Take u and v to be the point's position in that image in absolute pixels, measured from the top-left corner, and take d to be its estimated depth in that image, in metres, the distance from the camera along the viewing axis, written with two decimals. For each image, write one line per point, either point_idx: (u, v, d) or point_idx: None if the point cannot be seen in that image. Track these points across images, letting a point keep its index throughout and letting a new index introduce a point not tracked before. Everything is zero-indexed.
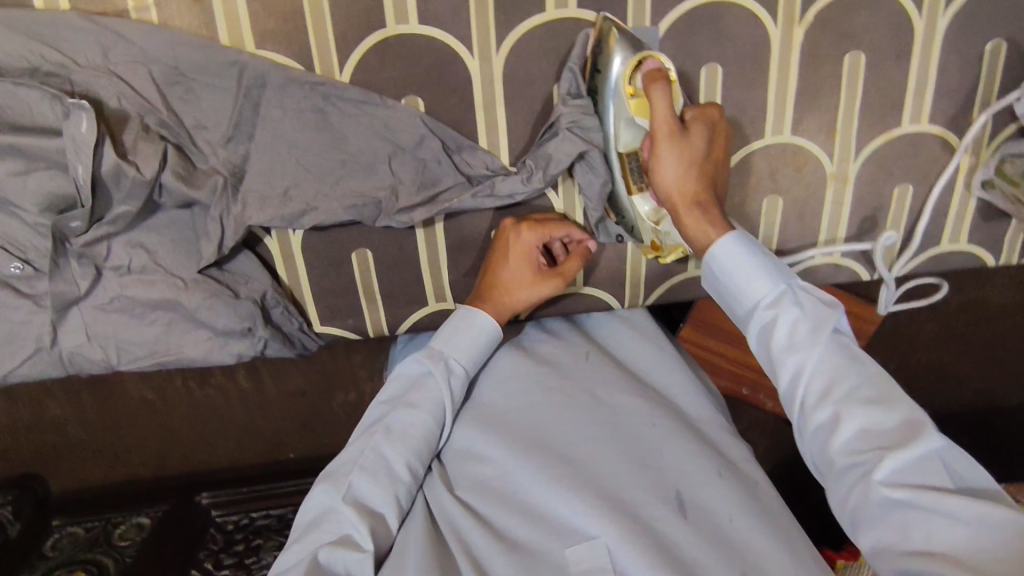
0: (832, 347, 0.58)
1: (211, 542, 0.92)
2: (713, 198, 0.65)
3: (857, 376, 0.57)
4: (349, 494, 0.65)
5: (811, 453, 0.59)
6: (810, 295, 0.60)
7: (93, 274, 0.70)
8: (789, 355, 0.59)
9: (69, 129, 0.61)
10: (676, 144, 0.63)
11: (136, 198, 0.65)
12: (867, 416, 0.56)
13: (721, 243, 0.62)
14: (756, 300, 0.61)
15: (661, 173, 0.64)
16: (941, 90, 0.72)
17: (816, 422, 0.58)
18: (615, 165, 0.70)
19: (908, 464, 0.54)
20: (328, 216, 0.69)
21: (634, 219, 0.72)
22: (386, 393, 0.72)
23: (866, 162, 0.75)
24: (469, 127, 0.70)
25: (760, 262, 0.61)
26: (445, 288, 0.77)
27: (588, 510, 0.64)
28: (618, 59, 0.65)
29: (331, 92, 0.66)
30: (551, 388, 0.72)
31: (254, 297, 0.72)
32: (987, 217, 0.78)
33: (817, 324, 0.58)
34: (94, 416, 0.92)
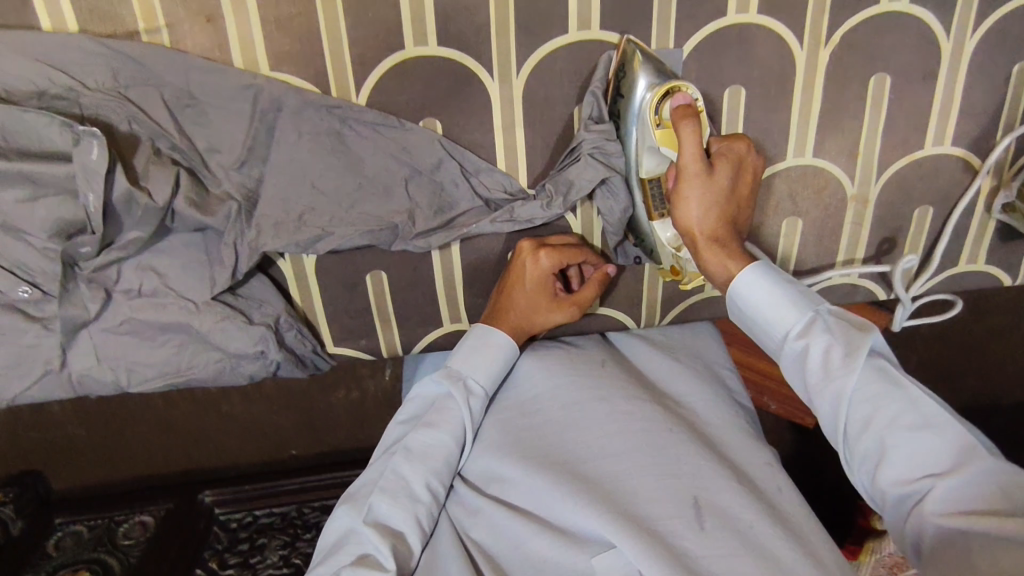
0: (869, 374, 0.59)
1: (215, 542, 0.89)
2: (733, 234, 0.65)
3: (895, 403, 0.58)
4: (369, 516, 0.66)
5: (863, 483, 0.61)
6: (840, 321, 0.60)
7: (103, 297, 0.68)
8: (825, 387, 0.59)
9: (79, 155, 0.59)
10: (701, 180, 0.61)
11: (147, 224, 0.64)
12: (911, 444, 0.57)
13: (743, 276, 0.63)
14: (786, 331, 0.62)
15: (683, 207, 0.63)
16: (964, 112, 0.71)
17: (861, 454, 0.59)
18: (636, 190, 0.68)
19: (960, 489, 0.55)
20: (344, 240, 0.67)
21: (654, 243, 0.71)
22: (405, 412, 0.73)
23: (887, 183, 0.74)
24: (488, 150, 0.68)
25: (787, 293, 0.62)
26: (460, 309, 0.76)
27: (610, 522, 0.63)
28: (643, 85, 0.64)
29: (348, 115, 0.65)
30: (572, 400, 0.72)
31: (268, 321, 0.71)
32: (1006, 238, 0.78)
33: (851, 351, 0.59)
34: (93, 416, 0.90)
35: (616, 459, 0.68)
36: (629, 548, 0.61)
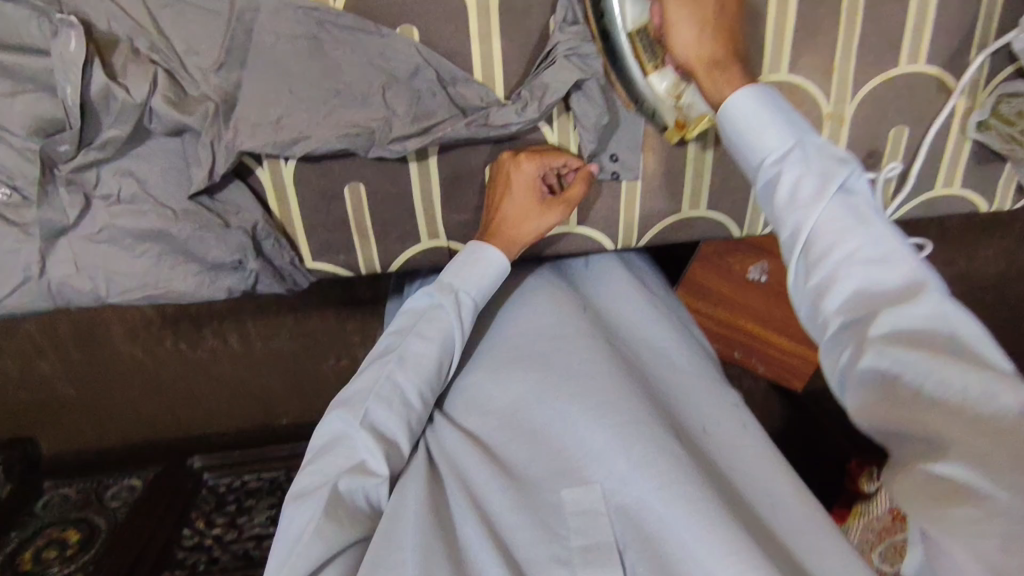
0: (838, 201, 0.52)
1: (203, 503, 1.02)
2: (733, 56, 0.62)
3: (860, 232, 0.51)
4: (365, 420, 0.65)
5: (803, 310, 0.54)
6: (821, 151, 0.55)
7: (83, 202, 0.69)
8: (790, 212, 0.54)
9: (58, 47, 0.61)
10: (685, 2, 0.62)
11: (125, 121, 0.65)
12: (867, 272, 0.50)
13: (735, 98, 0.59)
14: (765, 156, 0.57)
15: (675, 35, 0.64)
16: (939, 30, 0.72)
17: (810, 278, 0.52)
18: (624, 49, 0.67)
19: (911, 329, 0.48)
20: (321, 144, 0.68)
21: (653, 102, 0.70)
22: (394, 324, 0.73)
23: (862, 101, 0.74)
24: (464, 59, 0.69)
25: (773, 117, 0.57)
26: (438, 224, 0.77)
27: (598, 449, 0.63)
28: None
29: (325, 18, 0.66)
30: (556, 336, 0.74)
31: (245, 226, 0.71)
32: (981, 161, 0.79)
33: (823, 178, 0.53)
34: (92, 380, 1.10)
35: (602, 388, 0.67)
36: (610, 468, 0.62)
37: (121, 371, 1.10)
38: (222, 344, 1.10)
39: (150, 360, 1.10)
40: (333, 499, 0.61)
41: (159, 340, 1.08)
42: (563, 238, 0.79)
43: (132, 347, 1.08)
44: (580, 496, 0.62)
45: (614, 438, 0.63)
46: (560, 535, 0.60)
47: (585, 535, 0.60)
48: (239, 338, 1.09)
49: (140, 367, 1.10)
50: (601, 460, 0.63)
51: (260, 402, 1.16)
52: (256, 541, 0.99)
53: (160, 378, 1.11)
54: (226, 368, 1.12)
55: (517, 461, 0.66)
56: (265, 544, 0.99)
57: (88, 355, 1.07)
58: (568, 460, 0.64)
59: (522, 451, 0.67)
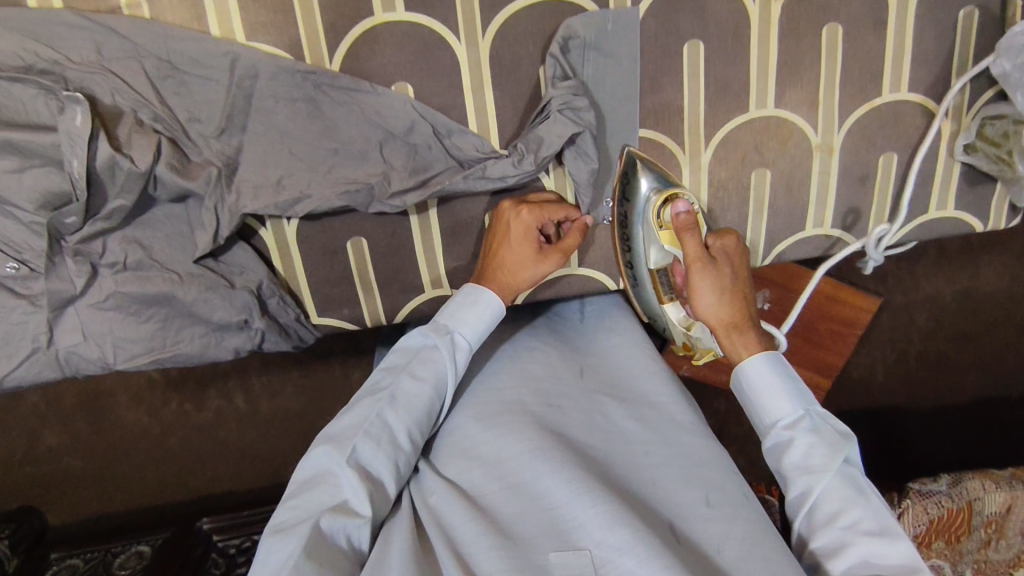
0: (843, 475, 0.60)
1: (213, 566, 1.00)
2: (750, 319, 0.68)
3: (864, 507, 0.58)
4: (352, 458, 0.60)
5: (811, 567, 0.61)
6: (826, 423, 0.62)
7: (89, 271, 0.69)
8: (799, 477, 0.61)
9: (64, 123, 0.63)
10: (709, 272, 0.67)
11: (130, 191, 0.66)
12: (868, 546, 0.56)
13: (749, 362, 0.65)
14: (775, 419, 0.64)
15: (698, 300, 0.68)
16: (917, 59, 0.74)
17: (818, 542, 0.59)
18: (645, 280, 0.77)
19: None
20: (322, 202, 0.69)
21: (667, 324, 0.79)
22: (386, 359, 0.69)
23: (849, 131, 0.76)
24: (459, 112, 0.71)
25: (782, 383, 0.64)
26: (440, 273, 0.77)
27: (592, 518, 0.61)
28: (646, 190, 0.73)
29: (322, 80, 0.67)
30: (551, 404, 0.73)
31: (250, 287, 0.72)
32: (972, 183, 0.80)
33: (832, 452, 0.60)
34: (94, 447, 1.10)
35: (590, 464, 0.67)
36: (606, 546, 0.60)
37: (124, 436, 1.10)
38: (228, 402, 1.10)
39: (154, 423, 1.10)
40: (316, 537, 0.56)
41: (164, 400, 1.09)
42: (564, 282, 0.79)
43: (136, 408, 1.09)
44: (570, 559, 0.60)
45: (610, 514, 0.61)
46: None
47: None
48: (245, 395, 1.10)
49: (147, 431, 1.10)
50: (601, 531, 0.60)
51: (265, 463, 1.13)
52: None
53: (167, 445, 1.11)
54: (233, 431, 1.11)
55: (504, 514, 0.64)
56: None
57: (97, 424, 1.09)
58: (562, 520, 0.62)
59: (514, 511, 0.64)
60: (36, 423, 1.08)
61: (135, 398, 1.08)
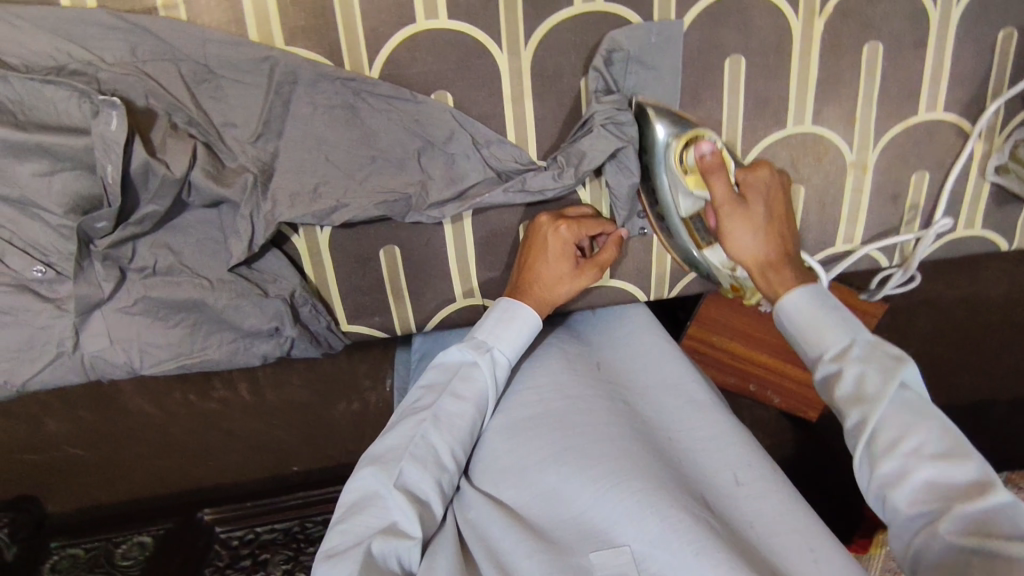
0: (899, 401, 0.58)
1: (216, 559, 0.98)
2: (785, 254, 0.68)
3: (926, 430, 0.56)
4: (399, 481, 0.62)
5: (872, 497, 0.59)
6: (876, 349, 0.61)
7: (118, 275, 0.68)
8: (853, 408, 0.59)
9: (99, 127, 0.61)
10: (737, 214, 0.67)
11: (164, 197, 0.65)
12: (935, 469, 0.55)
13: (792, 295, 0.65)
14: (823, 351, 0.63)
15: (732, 242, 0.68)
16: (955, 79, 0.74)
17: (878, 468, 0.57)
18: (679, 229, 0.74)
19: (977, 520, 0.52)
20: (359, 212, 0.68)
21: (710, 269, 0.76)
22: (425, 378, 0.70)
23: (884, 149, 0.76)
24: (498, 122, 0.70)
25: (828, 314, 0.63)
26: (472, 282, 0.76)
27: (624, 513, 0.61)
28: (663, 137, 0.70)
29: (362, 87, 0.66)
30: (573, 396, 0.71)
31: (283, 296, 0.72)
32: (1001, 203, 0.80)
33: (886, 378, 0.58)
34: (96, 437, 1.03)
35: (626, 449, 0.65)
36: (642, 539, 0.59)
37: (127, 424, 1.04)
38: (233, 390, 1.05)
39: (157, 411, 1.04)
40: (367, 562, 0.57)
41: (167, 388, 1.03)
42: (594, 292, 0.80)
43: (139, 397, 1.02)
44: (608, 557, 0.59)
45: (644, 508, 0.60)
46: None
47: None
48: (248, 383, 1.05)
49: (150, 419, 1.04)
50: (633, 530, 0.60)
51: (271, 454, 1.07)
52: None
53: (173, 433, 1.05)
54: (239, 421, 1.06)
55: (544, 524, 0.63)
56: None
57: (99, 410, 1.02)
58: (594, 522, 0.62)
59: (551, 517, 0.64)
60: (48, 409, 1.02)
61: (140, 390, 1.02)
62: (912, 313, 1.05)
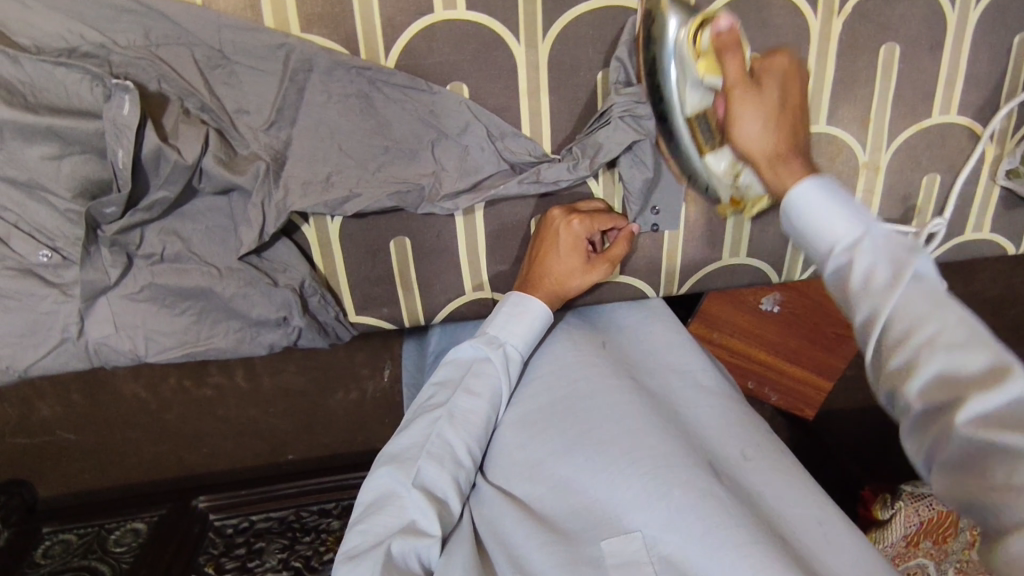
0: (913, 290, 0.50)
1: (211, 547, 0.98)
2: (799, 149, 0.61)
3: (940, 318, 0.47)
4: (418, 480, 0.62)
5: (884, 396, 0.50)
6: (890, 237, 0.53)
7: (125, 261, 0.67)
8: (863, 299, 0.51)
9: (110, 112, 0.60)
10: (749, 97, 0.59)
11: (174, 183, 0.64)
12: (949, 358, 0.46)
13: (801, 187, 0.57)
14: (833, 243, 0.55)
15: (739, 132, 0.61)
16: (970, 83, 0.74)
17: (888, 362, 0.49)
18: (683, 130, 0.67)
19: (999, 411, 0.43)
20: (372, 202, 0.68)
21: (709, 179, 0.69)
22: (439, 374, 0.70)
23: (897, 151, 0.76)
24: (513, 115, 0.69)
25: (839, 204, 0.55)
26: (482, 276, 0.76)
27: (632, 501, 0.61)
28: (675, 22, 0.63)
29: (377, 77, 0.65)
30: (581, 383, 0.71)
31: (292, 285, 0.71)
32: (1010, 207, 0.80)
33: (895, 263, 0.51)
34: (90, 423, 1.02)
35: (637, 433, 0.65)
36: (651, 526, 0.59)
37: (121, 411, 1.02)
38: (230, 377, 1.03)
39: (153, 398, 1.02)
40: (389, 562, 0.57)
41: (164, 376, 1.01)
42: (604, 287, 0.79)
43: (133, 384, 1.00)
44: (621, 546, 0.59)
45: (653, 494, 0.60)
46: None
47: None
48: (245, 370, 1.03)
49: (145, 406, 1.02)
50: (641, 520, 0.60)
51: (266, 440, 1.09)
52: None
53: (167, 420, 1.04)
54: (233, 409, 1.05)
55: (555, 515, 0.64)
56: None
57: (93, 398, 1.00)
58: (605, 511, 0.62)
59: (562, 507, 0.64)
60: (42, 394, 0.99)
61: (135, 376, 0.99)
62: None
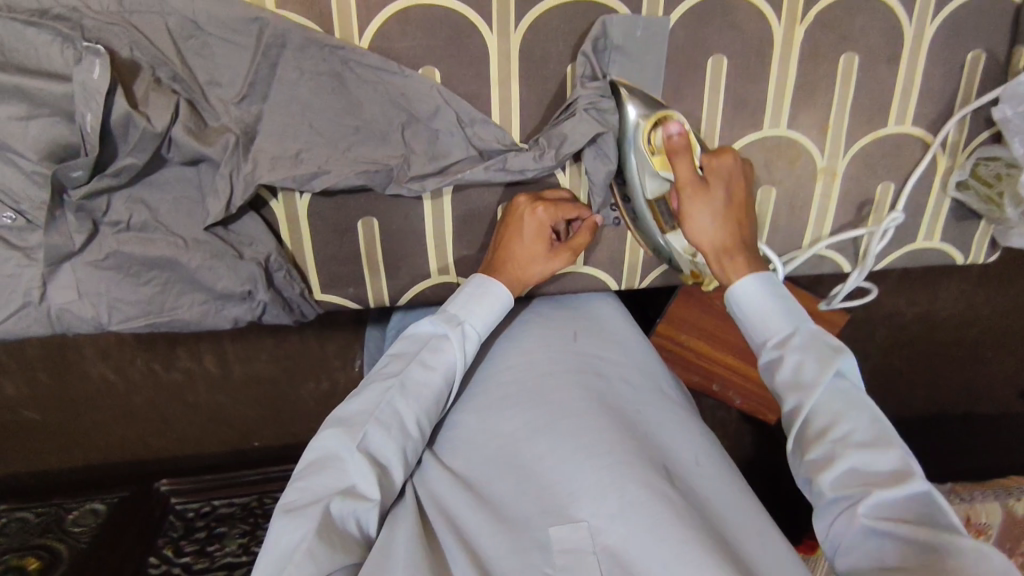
0: (831, 388, 0.60)
1: (171, 530, 0.98)
2: (743, 245, 0.68)
3: (852, 418, 0.58)
4: (363, 443, 0.62)
5: (803, 481, 0.60)
6: (817, 339, 0.62)
7: (90, 227, 0.67)
8: (791, 392, 0.60)
9: (81, 75, 0.61)
10: (699, 198, 0.68)
11: (143, 151, 0.64)
12: (859, 457, 0.56)
13: (742, 283, 0.65)
14: (768, 338, 0.64)
15: (691, 225, 0.68)
16: (924, 96, 0.77)
17: (809, 453, 0.59)
18: (645, 213, 0.75)
19: (889, 502, 0.55)
20: (340, 179, 0.68)
21: (671, 253, 0.77)
22: (395, 346, 0.70)
23: (854, 158, 0.79)
24: (484, 102, 0.71)
25: (777, 303, 0.64)
26: (447, 261, 0.77)
27: (583, 487, 0.62)
28: (634, 114, 0.70)
29: (350, 57, 0.67)
30: (547, 375, 0.72)
31: (258, 259, 0.71)
32: (959, 218, 0.84)
33: (822, 364, 0.60)
34: (52, 400, 1.01)
35: (596, 426, 0.66)
36: (596, 514, 0.60)
37: (85, 388, 1.01)
38: (198, 361, 1.02)
39: (118, 378, 1.01)
40: (325, 522, 0.58)
41: (128, 356, 1.00)
42: (568, 278, 0.81)
43: (98, 363, 0.99)
44: (567, 532, 0.59)
45: (606, 480, 0.61)
46: (543, 570, 0.57)
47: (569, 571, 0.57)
48: (215, 357, 1.02)
49: (108, 385, 1.01)
50: (586, 507, 0.60)
51: (229, 425, 1.09)
52: (228, 570, 0.94)
53: (133, 402, 1.03)
54: (200, 393, 1.05)
55: (503, 501, 0.64)
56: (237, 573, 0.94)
57: (58, 377, 0.99)
58: (555, 496, 0.62)
59: (511, 492, 0.64)
60: (5, 370, 0.98)
61: (101, 354, 0.98)
62: (871, 324, 1.08)
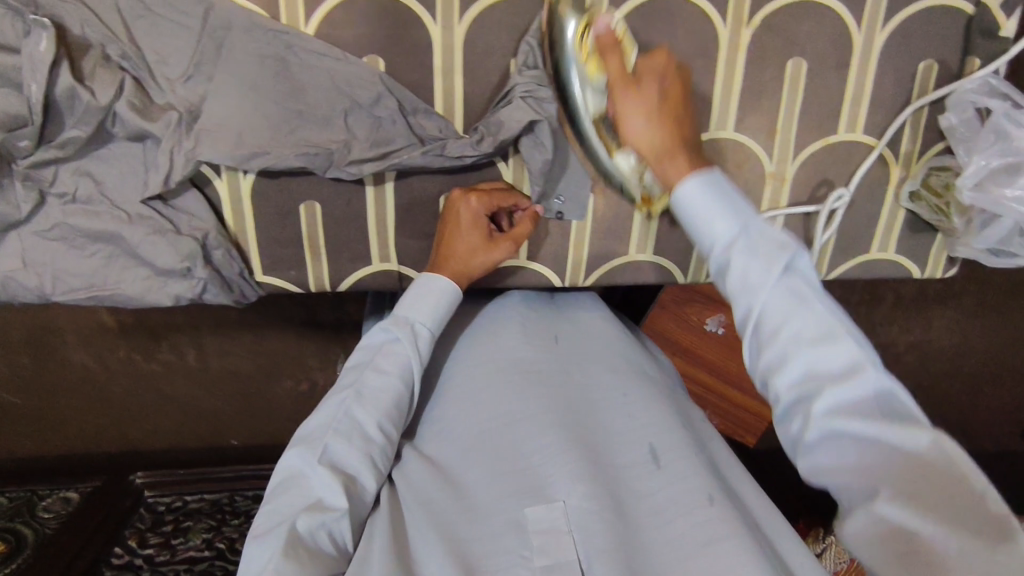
0: (791, 286, 0.49)
1: (139, 521, 0.95)
2: (689, 148, 0.59)
3: (800, 315, 0.48)
4: (324, 456, 0.61)
5: (758, 384, 0.51)
6: (767, 236, 0.50)
7: (37, 198, 0.69)
8: (738, 297, 0.50)
9: (27, 48, 0.63)
10: (630, 98, 0.60)
11: (89, 122, 0.67)
12: (811, 355, 0.47)
13: (684, 187, 0.54)
14: (713, 243, 0.52)
15: (627, 130, 0.60)
16: (875, 103, 0.76)
17: (767, 363, 0.49)
18: (590, 131, 0.69)
19: (844, 403, 0.47)
20: (278, 160, 0.69)
21: (622, 178, 0.71)
22: (352, 360, 0.70)
23: (802, 163, 0.78)
24: (427, 92, 0.72)
25: (722, 204, 0.52)
26: (389, 248, 0.78)
27: (562, 473, 0.60)
28: (571, 24, 0.67)
29: (294, 42, 0.68)
30: (523, 369, 0.70)
31: (196, 235, 0.73)
32: (914, 230, 0.82)
33: (768, 264, 0.49)
34: (32, 383, 1.03)
35: (560, 414, 0.65)
36: (572, 498, 0.59)
37: (67, 374, 1.03)
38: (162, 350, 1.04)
39: (101, 368, 1.04)
40: (291, 540, 0.56)
41: (109, 343, 1.03)
42: (513, 273, 0.81)
43: (80, 351, 1.02)
44: (541, 513, 0.58)
45: (576, 467, 0.60)
46: (521, 553, 0.56)
47: (547, 552, 0.56)
48: (175, 343, 1.03)
49: (88, 373, 1.04)
50: (561, 490, 0.60)
51: (208, 421, 1.08)
52: (189, 564, 0.90)
53: (111, 392, 1.05)
54: (178, 386, 1.06)
55: (476, 486, 0.62)
56: (198, 568, 0.90)
57: (41, 361, 1.02)
58: (531, 480, 0.61)
59: (482, 477, 0.63)
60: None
61: (82, 338, 1.02)
62: None
